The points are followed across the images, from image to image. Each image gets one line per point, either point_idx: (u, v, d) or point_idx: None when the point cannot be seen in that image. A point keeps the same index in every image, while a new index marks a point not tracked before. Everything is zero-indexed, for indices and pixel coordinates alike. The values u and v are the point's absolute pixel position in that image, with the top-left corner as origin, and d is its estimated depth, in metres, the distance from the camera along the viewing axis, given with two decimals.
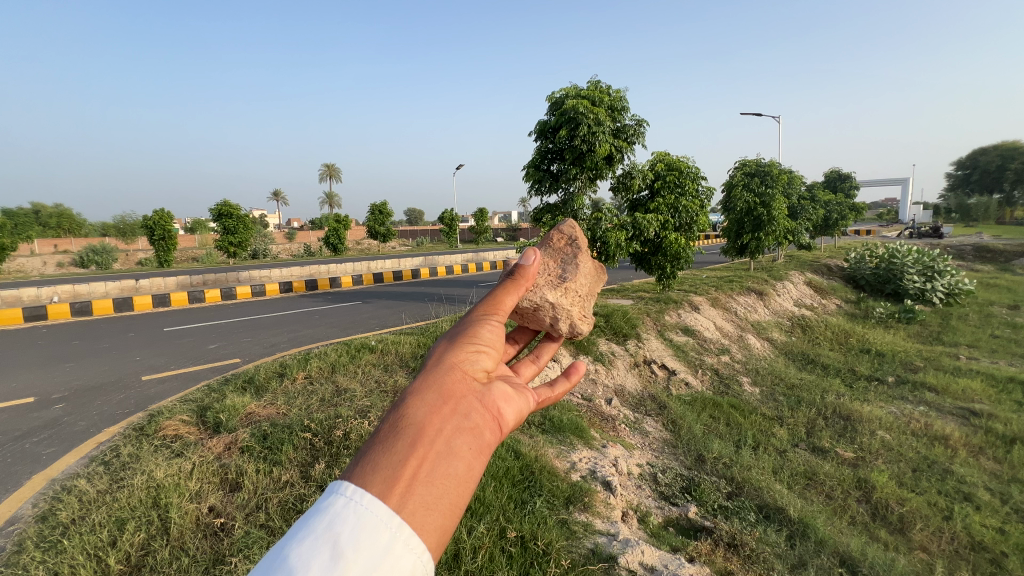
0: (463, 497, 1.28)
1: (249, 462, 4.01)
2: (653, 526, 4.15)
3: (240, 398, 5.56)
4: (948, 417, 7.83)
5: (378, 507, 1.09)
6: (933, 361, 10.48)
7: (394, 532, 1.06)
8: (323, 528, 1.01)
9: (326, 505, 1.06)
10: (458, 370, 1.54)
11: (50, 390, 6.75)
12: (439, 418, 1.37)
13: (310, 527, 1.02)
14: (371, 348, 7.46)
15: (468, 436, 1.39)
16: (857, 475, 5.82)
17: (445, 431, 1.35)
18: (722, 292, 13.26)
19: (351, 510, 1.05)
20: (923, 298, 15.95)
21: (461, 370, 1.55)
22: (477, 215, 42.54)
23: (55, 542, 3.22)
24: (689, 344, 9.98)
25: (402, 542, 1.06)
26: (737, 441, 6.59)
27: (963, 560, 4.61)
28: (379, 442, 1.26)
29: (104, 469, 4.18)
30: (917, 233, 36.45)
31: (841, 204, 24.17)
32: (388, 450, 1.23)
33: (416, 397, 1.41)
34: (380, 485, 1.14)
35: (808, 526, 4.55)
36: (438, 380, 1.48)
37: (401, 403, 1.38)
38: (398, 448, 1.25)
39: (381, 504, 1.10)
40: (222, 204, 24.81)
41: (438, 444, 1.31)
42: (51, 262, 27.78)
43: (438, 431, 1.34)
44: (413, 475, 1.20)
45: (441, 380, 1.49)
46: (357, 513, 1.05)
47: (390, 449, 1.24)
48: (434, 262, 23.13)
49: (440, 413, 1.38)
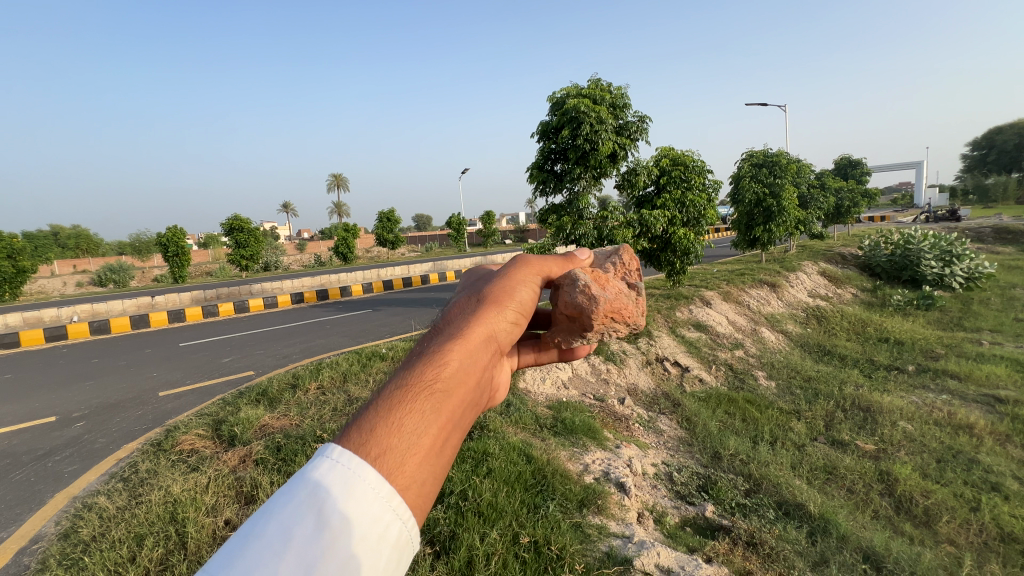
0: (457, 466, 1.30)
1: (263, 475, 4.05)
2: (669, 527, 4.10)
3: (254, 410, 5.62)
4: (972, 405, 7.65)
5: (369, 472, 1.04)
6: (954, 348, 10.24)
7: (386, 500, 1.02)
8: (306, 494, 1.00)
9: (313, 467, 1.03)
10: (496, 335, 1.56)
11: (71, 409, 6.89)
12: (471, 385, 1.36)
13: (296, 492, 1.01)
14: (382, 356, 7.51)
15: (478, 409, 1.41)
16: (879, 468, 5.71)
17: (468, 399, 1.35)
18: (733, 286, 13.12)
19: (338, 476, 1.01)
20: (942, 284, 15.60)
21: (499, 333, 1.57)
22: (484, 218, 42.53)
23: (76, 560, 3.28)
24: (701, 339, 9.88)
25: (391, 510, 1.03)
26: (754, 436, 6.49)
27: (993, 553, 4.49)
28: (409, 396, 1.22)
29: (123, 486, 4.25)
30: (933, 218, 35.78)
31: (852, 192, 23.79)
32: (419, 411, 1.19)
33: (458, 355, 1.36)
34: (403, 452, 1.10)
35: (829, 522, 4.47)
36: (477, 347, 1.44)
37: (441, 360, 1.32)
38: (429, 411, 1.20)
39: (372, 469, 1.04)
40: (233, 219, 25.26)
41: (462, 415, 1.30)
42: (71, 282, 28.53)
43: (466, 400, 1.32)
44: (436, 444, 1.18)
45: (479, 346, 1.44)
46: (341, 476, 1.01)
47: (426, 413, 1.20)
48: (443, 266, 23.21)
49: (472, 379, 1.38)
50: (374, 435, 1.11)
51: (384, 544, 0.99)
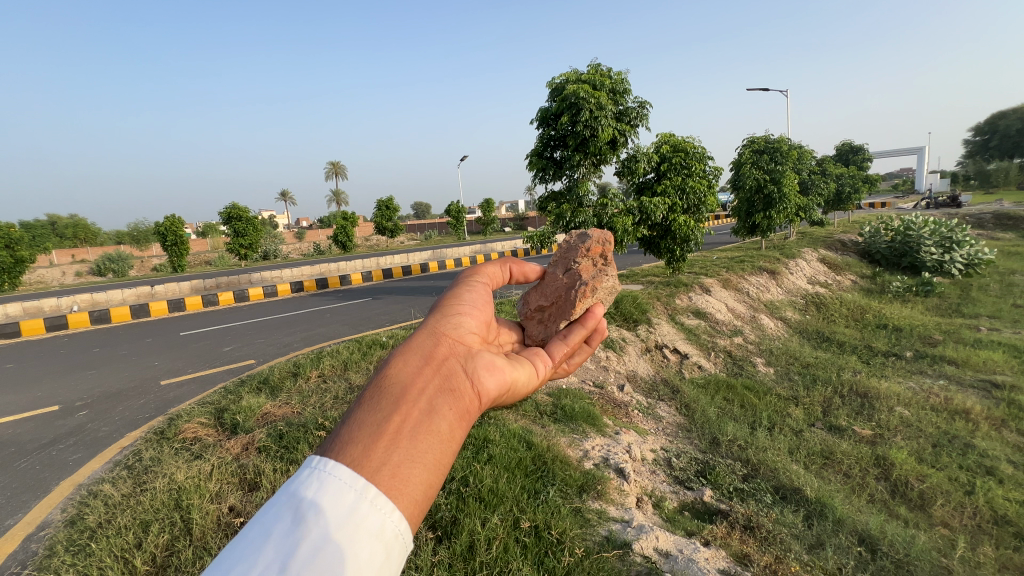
0: (445, 453, 1.48)
1: (266, 462, 4.09)
2: (668, 511, 4.15)
3: (256, 399, 5.66)
4: (969, 390, 7.71)
5: (344, 472, 1.23)
6: (952, 334, 10.28)
7: (360, 493, 1.20)
8: (287, 499, 1.16)
9: (293, 476, 1.21)
10: (441, 338, 1.87)
11: (73, 398, 6.93)
12: (423, 377, 1.63)
13: (278, 500, 1.17)
14: (382, 344, 7.53)
15: (449, 397, 1.63)
16: (875, 453, 5.77)
17: (428, 390, 1.60)
18: (733, 273, 13.12)
19: (315, 478, 1.20)
20: (941, 270, 15.61)
21: (444, 337, 1.88)
22: (483, 206, 42.30)
23: (83, 546, 3.33)
24: (701, 327, 9.91)
25: (369, 503, 1.19)
26: (752, 422, 6.55)
27: (986, 535, 4.56)
28: (366, 403, 1.48)
29: (128, 474, 4.30)
30: (935, 204, 35.62)
31: (853, 178, 23.65)
32: (376, 408, 1.46)
33: (409, 358, 1.70)
34: (369, 443, 1.34)
35: (825, 506, 4.53)
36: (425, 349, 1.77)
37: (391, 365, 1.64)
38: (384, 407, 1.46)
39: (345, 468, 1.24)
40: (231, 207, 25.09)
41: (422, 401, 1.54)
42: (70, 271, 28.42)
43: (423, 389, 1.58)
44: (397, 430, 1.41)
45: (427, 349, 1.78)
46: (320, 480, 1.19)
47: (379, 408, 1.46)
48: (443, 254, 23.13)
49: (424, 373, 1.65)
50: (341, 438, 1.32)
51: (362, 532, 1.14)
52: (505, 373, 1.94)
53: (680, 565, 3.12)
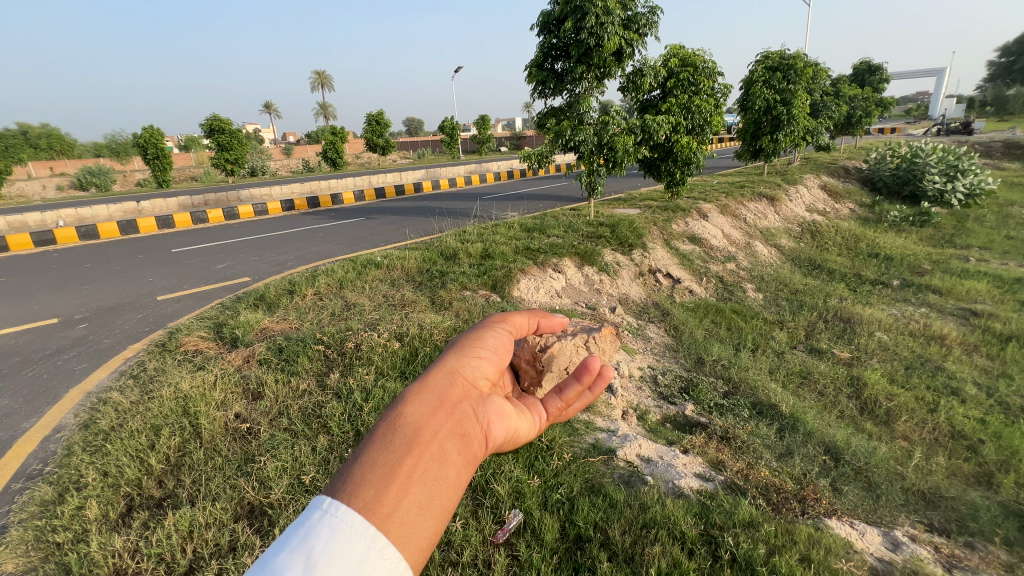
0: (453, 500, 1.33)
1: (268, 374, 4.25)
2: (651, 423, 4.42)
3: (253, 314, 5.74)
4: (948, 318, 7.97)
5: (354, 517, 1.07)
6: (941, 264, 10.40)
7: (370, 543, 1.04)
8: (297, 543, 0.98)
9: (301, 517, 1.03)
10: (457, 379, 1.70)
11: (71, 311, 6.98)
12: (437, 420, 1.48)
13: (284, 542, 0.98)
14: (377, 264, 7.52)
15: (460, 441, 1.49)
16: (850, 374, 6.08)
17: (440, 432, 1.45)
18: (732, 198, 12.92)
19: (324, 523, 1.03)
20: (941, 200, 15.48)
21: (461, 377, 1.72)
22: (479, 122, 40.36)
23: (99, 446, 3.51)
24: (695, 252, 9.92)
25: (378, 552, 1.03)
26: (737, 344, 6.81)
27: (942, 447, 4.94)
28: (378, 438, 1.33)
29: (134, 383, 4.45)
30: (946, 131, 34.45)
31: (867, 100, 22.54)
32: (387, 446, 1.31)
33: (421, 399, 1.52)
34: (378, 483, 1.19)
35: (798, 420, 4.83)
36: (440, 386, 1.62)
37: (405, 401, 1.49)
38: (396, 446, 1.32)
39: (356, 514, 1.08)
40: (211, 118, 23.72)
41: (434, 445, 1.39)
42: (50, 185, 27.46)
43: (435, 432, 1.43)
44: (408, 473, 1.26)
45: (442, 387, 1.62)
46: (331, 525, 1.03)
47: (392, 447, 1.31)
48: (436, 173, 22.41)
49: (438, 416, 1.50)
50: (352, 477, 1.18)
51: None
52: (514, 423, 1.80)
53: (660, 468, 3.36)
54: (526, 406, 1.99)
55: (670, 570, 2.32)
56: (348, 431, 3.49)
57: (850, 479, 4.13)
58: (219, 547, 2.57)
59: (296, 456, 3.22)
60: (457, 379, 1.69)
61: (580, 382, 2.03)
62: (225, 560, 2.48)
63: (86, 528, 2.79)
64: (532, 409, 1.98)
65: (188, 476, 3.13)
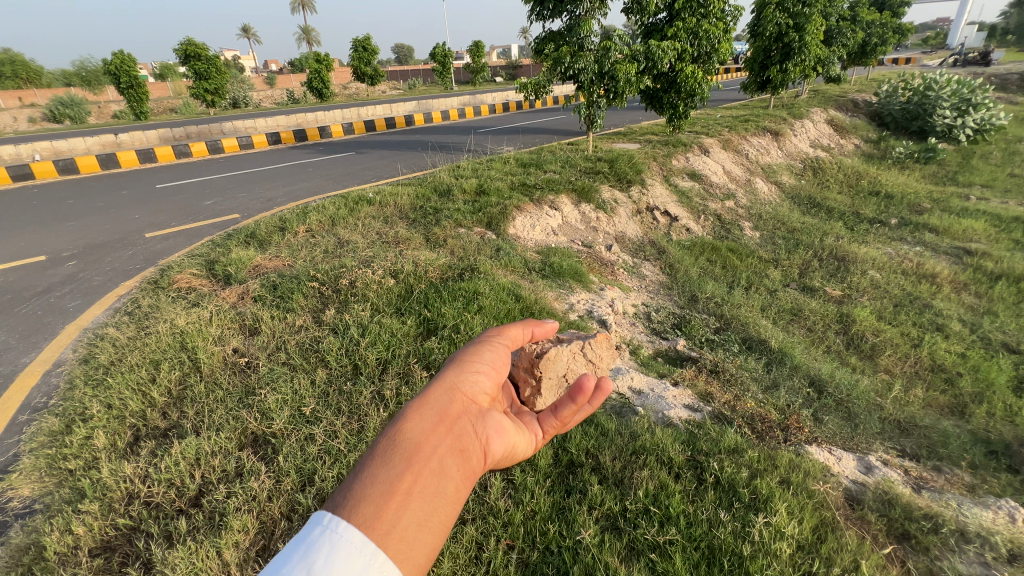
0: (451, 516, 1.36)
1: (264, 310, 4.24)
2: (643, 357, 4.52)
3: (245, 251, 5.65)
4: (941, 256, 8.00)
5: (353, 534, 1.10)
6: (941, 202, 10.27)
7: (370, 558, 1.06)
8: (300, 557, 1.00)
9: (302, 533, 1.05)
10: (457, 394, 1.72)
11: (59, 248, 6.84)
12: (437, 437, 1.50)
13: (288, 556, 1.00)
14: (369, 200, 7.33)
15: (459, 457, 1.50)
16: (840, 311, 6.17)
17: (438, 449, 1.47)
18: (735, 133, 12.46)
19: (325, 539, 1.05)
20: (949, 136, 15.03)
21: (460, 393, 1.73)
22: (472, 48, 37.94)
23: (101, 380, 3.56)
24: (694, 189, 9.71)
25: (377, 566, 1.06)
26: (731, 282, 6.85)
27: (921, 379, 5.12)
28: (378, 455, 1.36)
29: (130, 319, 4.44)
30: (963, 62, 32.82)
31: (884, 26, 21.20)
32: (386, 463, 1.34)
33: (420, 416, 1.54)
34: (377, 499, 1.23)
35: (785, 355, 4.96)
36: (440, 401, 1.63)
37: (405, 418, 1.51)
38: (394, 462, 1.35)
39: (355, 530, 1.11)
40: (185, 43, 22.08)
41: (433, 461, 1.42)
42: (21, 116, 26.02)
43: (435, 448, 1.46)
44: (408, 490, 1.29)
45: (442, 402, 1.64)
46: (331, 541, 1.05)
47: (392, 463, 1.35)
48: (428, 105, 21.34)
49: (438, 432, 1.52)
50: (351, 495, 1.21)
51: None
52: (513, 438, 1.80)
53: (651, 400, 3.46)
54: (525, 422, 1.99)
55: (657, 491, 2.44)
56: (346, 365, 3.54)
57: (831, 410, 4.31)
58: (225, 472, 2.66)
59: (295, 389, 3.28)
60: (455, 395, 1.69)
61: (575, 402, 1.91)
62: (232, 484, 2.57)
63: (96, 456, 2.88)
64: (531, 425, 1.98)
65: (191, 408, 3.20)
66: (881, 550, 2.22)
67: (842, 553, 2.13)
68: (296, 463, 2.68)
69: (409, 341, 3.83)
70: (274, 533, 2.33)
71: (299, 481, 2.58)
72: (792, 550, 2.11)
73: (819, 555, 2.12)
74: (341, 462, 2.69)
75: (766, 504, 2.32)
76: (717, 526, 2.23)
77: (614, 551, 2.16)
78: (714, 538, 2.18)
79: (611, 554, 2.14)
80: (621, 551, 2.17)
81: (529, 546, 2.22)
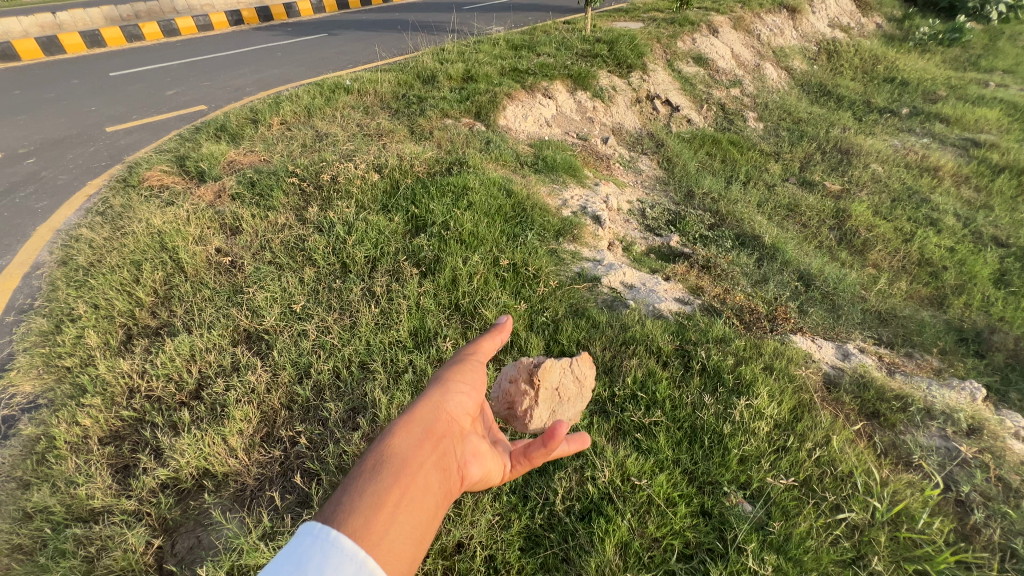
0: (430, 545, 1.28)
1: (243, 209, 4.04)
2: (636, 254, 4.45)
3: (216, 146, 5.25)
4: (947, 149, 7.69)
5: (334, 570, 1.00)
6: (958, 90, 9.64)
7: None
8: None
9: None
10: (443, 412, 1.58)
11: (14, 145, 6.33)
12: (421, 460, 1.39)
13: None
14: (346, 88, 6.70)
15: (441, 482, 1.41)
16: (837, 207, 6.05)
17: (421, 476, 1.36)
18: (749, 10, 11.22)
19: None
20: (979, 13, 13.68)
21: (446, 413, 1.58)
22: None
23: (83, 281, 3.47)
24: (699, 76, 8.97)
25: None
26: (729, 177, 6.60)
27: (907, 274, 5.17)
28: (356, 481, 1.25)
29: (103, 220, 4.23)
30: None
31: None
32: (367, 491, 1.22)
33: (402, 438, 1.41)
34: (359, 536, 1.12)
35: (777, 250, 4.93)
36: (425, 419, 1.50)
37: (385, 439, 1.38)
38: (377, 494, 1.23)
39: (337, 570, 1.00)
40: None
41: (416, 487, 1.32)
42: None
43: (419, 467, 1.37)
44: (392, 518, 1.20)
45: (427, 421, 1.51)
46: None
47: (380, 476, 1.28)
48: None
49: (422, 455, 1.41)
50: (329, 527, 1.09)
51: None
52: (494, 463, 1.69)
53: (642, 294, 3.47)
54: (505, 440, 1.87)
55: (645, 378, 2.51)
56: (334, 264, 3.46)
57: (816, 303, 4.39)
58: (222, 367, 2.69)
59: (284, 287, 3.22)
60: (438, 413, 1.55)
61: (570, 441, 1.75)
62: (229, 378, 2.61)
63: (91, 354, 2.90)
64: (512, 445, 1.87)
65: (180, 307, 3.15)
66: (852, 426, 2.36)
67: (816, 429, 2.26)
68: (292, 358, 2.71)
69: (398, 238, 3.70)
70: (276, 420, 2.42)
71: (295, 374, 2.62)
72: (769, 428, 2.23)
73: (795, 431, 2.24)
74: (336, 355, 2.72)
75: (748, 388, 2.42)
76: (701, 408, 2.34)
77: (602, 433, 2.27)
78: (696, 419, 2.29)
79: (599, 435, 2.26)
80: (608, 432, 2.29)
81: (521, 428, 2.33)
